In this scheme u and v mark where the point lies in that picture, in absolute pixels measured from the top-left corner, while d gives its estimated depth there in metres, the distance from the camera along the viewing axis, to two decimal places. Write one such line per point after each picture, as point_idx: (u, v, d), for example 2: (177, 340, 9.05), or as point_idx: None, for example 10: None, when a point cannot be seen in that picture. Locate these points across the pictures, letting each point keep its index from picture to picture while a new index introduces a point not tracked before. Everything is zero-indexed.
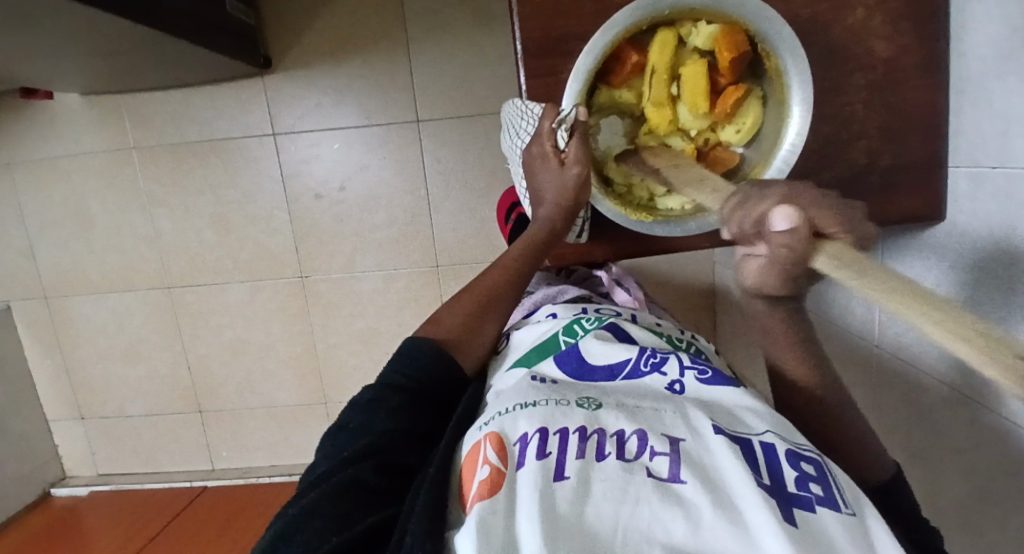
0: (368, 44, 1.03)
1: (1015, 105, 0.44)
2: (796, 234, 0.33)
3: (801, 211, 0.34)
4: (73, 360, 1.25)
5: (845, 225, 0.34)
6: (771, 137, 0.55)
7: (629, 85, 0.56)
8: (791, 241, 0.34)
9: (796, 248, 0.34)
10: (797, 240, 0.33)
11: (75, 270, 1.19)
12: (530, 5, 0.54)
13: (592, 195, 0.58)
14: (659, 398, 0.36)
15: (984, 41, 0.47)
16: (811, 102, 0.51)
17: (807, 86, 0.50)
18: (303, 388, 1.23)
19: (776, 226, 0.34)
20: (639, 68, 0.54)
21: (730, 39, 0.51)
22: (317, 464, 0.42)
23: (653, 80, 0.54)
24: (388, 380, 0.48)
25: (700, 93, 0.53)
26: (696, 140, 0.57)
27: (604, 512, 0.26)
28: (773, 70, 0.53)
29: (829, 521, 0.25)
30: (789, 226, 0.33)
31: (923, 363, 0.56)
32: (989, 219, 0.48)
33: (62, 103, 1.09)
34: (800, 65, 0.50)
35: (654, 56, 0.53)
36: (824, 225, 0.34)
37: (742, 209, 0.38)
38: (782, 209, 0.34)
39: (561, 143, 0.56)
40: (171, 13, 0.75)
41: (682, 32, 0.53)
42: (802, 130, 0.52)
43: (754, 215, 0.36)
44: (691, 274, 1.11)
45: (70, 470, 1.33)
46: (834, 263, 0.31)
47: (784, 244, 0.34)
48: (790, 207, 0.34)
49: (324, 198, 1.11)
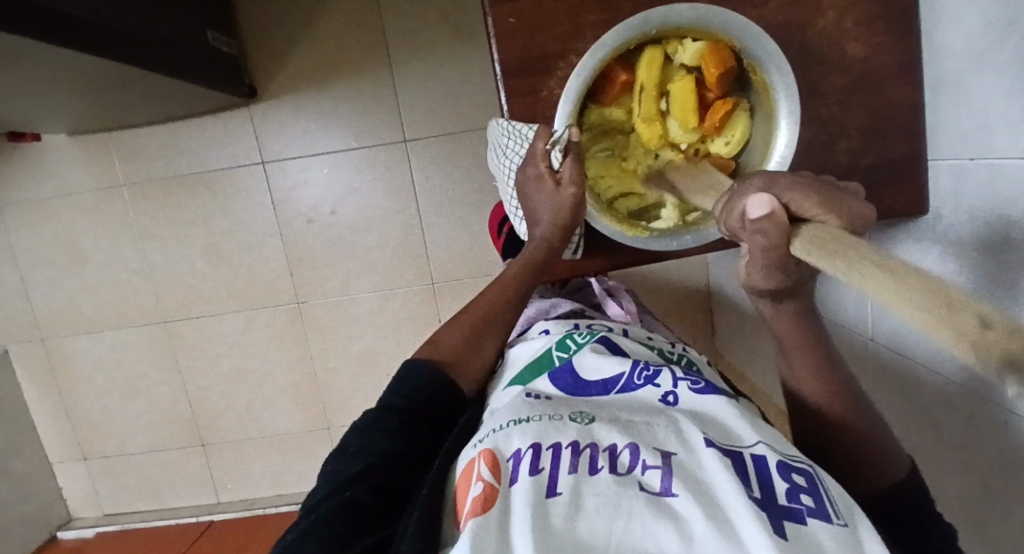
0: (351, 68, 1.04)
1: (989, 102, 0.44)
2: (773, 222, 0.32)
3: (776, 196, 0.32)
4: (71, 399, 1.24)
5: (838, 206, 0.32)
6: (759, 146, 0.56)
7: (619, 103, 0.56)
8: (764, 231, 0.33)
9: (769, 240, 0.33)
10: (773, 228, 0.32)
11: (70, 309, 1.19)
12: (508, 28, 0.55)
13: (589, 213, 0.58)
14: (652, 411, 0.35)
15: (954, 39, 0.47)
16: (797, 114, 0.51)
17: (793, 98, 0.51)
18: (305, 414, 1.22)
19: (751, 214, 0.33)
20: (629, 86, 0.55)
21: (717, 55, 0.52)
22: (316, 488, 0.41)
23: (643, 98, 0.55)
24: (388, 403, 0.48)
25: (689, 108, 0.54)
26: (687, 152, 0.58)
27: (598, 527, 0.26)
28: (759, 82, 0.53)
29: (819, 533, 0.25)
30: (763, 213, 0.32)
31: (923, 352, 0.56)
32: (968, 215, 0.49)
33: (50, 143, 1.10)
34: (786, 79, 0.51)
35: (642, 74, 0.54)
36: (805, 210, 0.32)
37: (727, 208, 0.36)
38: (759, 195, 0.33)
39: (555, 164, 0.57)
40: (152, 49, 0.75)
41: (670, 49, 0.54)
42: (792, 141, 0.52)
43: (735, 212, 0.35)
44: (686, 276, 1.11)
45: (76, 511, 1.32)
46: (806, 243, 0.31)
47: (760, 233, 0.33)
48: (764, 194, 0.32)
49: (316, 223, 1.11)
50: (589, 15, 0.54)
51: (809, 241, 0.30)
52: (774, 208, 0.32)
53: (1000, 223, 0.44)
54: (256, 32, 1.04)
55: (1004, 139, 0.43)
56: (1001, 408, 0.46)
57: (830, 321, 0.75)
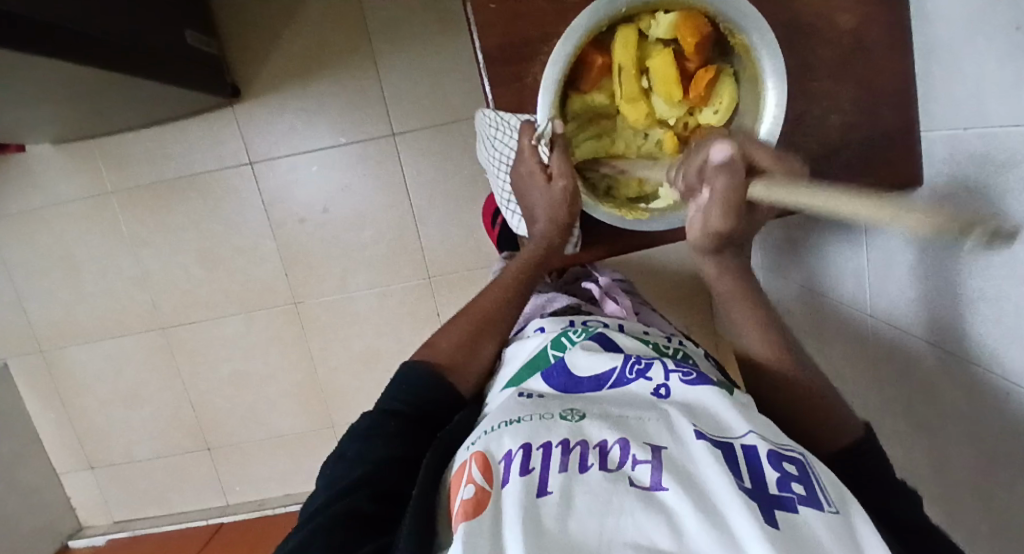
0: (334, 63, 1.02)
1: (982, 68, 0.43)
2: (731, 166, 0.33)
3: (735, 144, 0.34)
4: (74, 410, 1.24)
5: (783, 162, 0.35)
6: (750, 109, 0.54)
7: (600, 87, 0.55)
8: (726, 173, 0.34)
9: (732, 182, 0.33)
10: (733, 171, 0.33)
11: (68, 320, 1.18)
12: (487, 14, 0.53)
13: (586, 204, 0.57)
14: (644, 405, 0.35)
15: (944, 4, 0.46)
16: (783, 73, 0.50)
17: (776, 56, 0.49)
18: (309, 413, 1.23)
19: (713, 159, 0.35)
20: (606, 68, 0.54)
21: (691, 23, 0.50)
22: (315, 497, 0.41)
23: (622, 78, 0.53)
24: (385, 411, 0.47)
25: (671, 82, 0.53)
26: (677, 127, 0.57)
27: (589, 525, 0.26)
28: (739, 45, 0.52)
29: (811, 521, 0.25)
30: (725, 154, 0.34)
31: (923, 326, 0.55)
32: (964, 184, 0.48)
33: (34, 154, 1.08)
34: (766, 38, 0.49)
35: (618, 55, 0.52)
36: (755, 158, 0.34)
37: (686, 163, 0.38)
38: (719, 144, 0.35)
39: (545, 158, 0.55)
40: (130, 51, 0.74)
41: (643, 25, 0.52)
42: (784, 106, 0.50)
43: (694, 165, 0.37)
44: (683, 259, 1.10)
45: (87, 520, 1.33)
46: (765, 189, 0.31)
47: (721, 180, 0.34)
48: (723, 142, 0.35)
49: (308, 222, 1.10)
50: None
51: (759, 192, 0.31)
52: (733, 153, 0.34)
53: (997, 190, 0.43)
54: (236, 31, 1.02)
55: (997, 104, 0.42)
56: (1003, 381, 0.46)
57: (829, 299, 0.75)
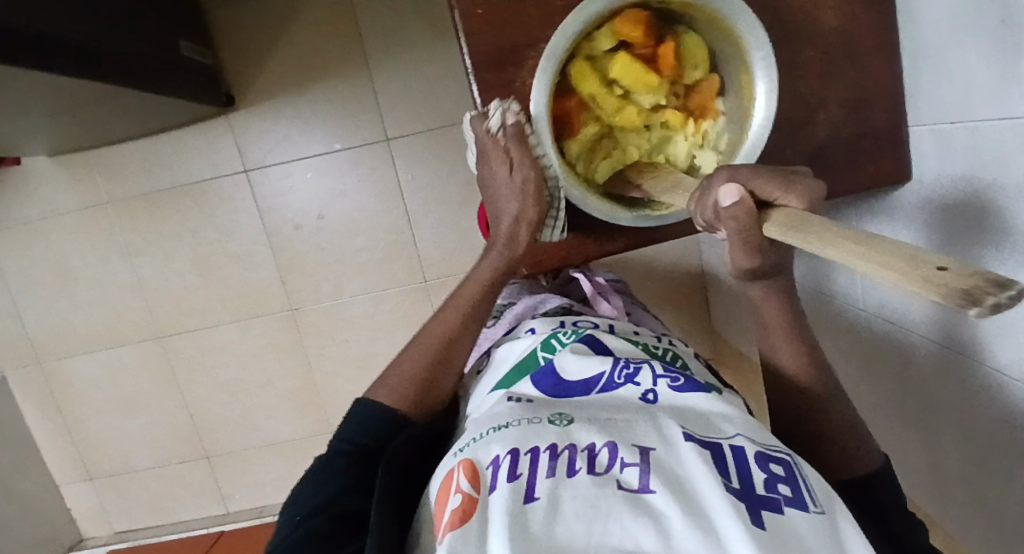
0: (327, 70, 1.03)
1: (968, 64, 0.43)
2: (743, 210, 0.33)
3: (744, 185, 0.33)
4: (73, 420, 1.24)
5: (801, 192, 0.33)
6: (727, 44, 0.54)
7: (586, 120, 0.56)
8: (736, 219, 0.34)
9: (742, 224, 0.34)
10: (745, 214, 0.33)
11: (65, 331, 1.19)
12: (475, 20, 0.53)
13: (613, 215, 0.57)
14: (633, 409, 0.35)
15: (930, 0, 0.46)
16: (738, 7, 0.49)
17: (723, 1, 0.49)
18: (307, 419, 1.23)
19: (723, 203, 0.34)
20: (582, 102, 0.55)
21: (628, 20, 0.51)
22: (277, 534, 0.43)
23: (601, 100, 0.54)
24: (337, 447, 0.49)
25: (643, 75, 0.52)
26: (671, 103, 0.57)
27: (576, 530, 0.26)
28: (678, 6, 0.52)
29: (796, 520, 0.25)
30: (732, 201, 0.33)
31: (914, 323, 0.56)
32: (953, 180, 0.48)
33: (30, 165, 1.09)
34: None
35: (584, 87, 0.54)
36: (772, 194, 0.33)
37: (701, 199, 0.37)
38: (728, 185, 0.34)
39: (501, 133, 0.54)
40: (125, 62, 0.74)
41: (586, 52, 0.54)
42: (764, 37, 0.50)
43: (710, 202, 0.36)
44: (678, 259, 1.10)
45: (87, 529, 1.33)
46: (783, 226, 0.30)
47: (735, 222, 0.34)
48: (732, 183, 0.34)
49: (304, 228, 1.11)
50: (556, 0, 0.53)
51: (775, 224, 0.31)
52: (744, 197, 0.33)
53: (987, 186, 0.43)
54: (229, 39, 1.02)
55: (985, 99, 0.42)
56: (994, 375, 0.46)
57: (823, 296, 0.75)
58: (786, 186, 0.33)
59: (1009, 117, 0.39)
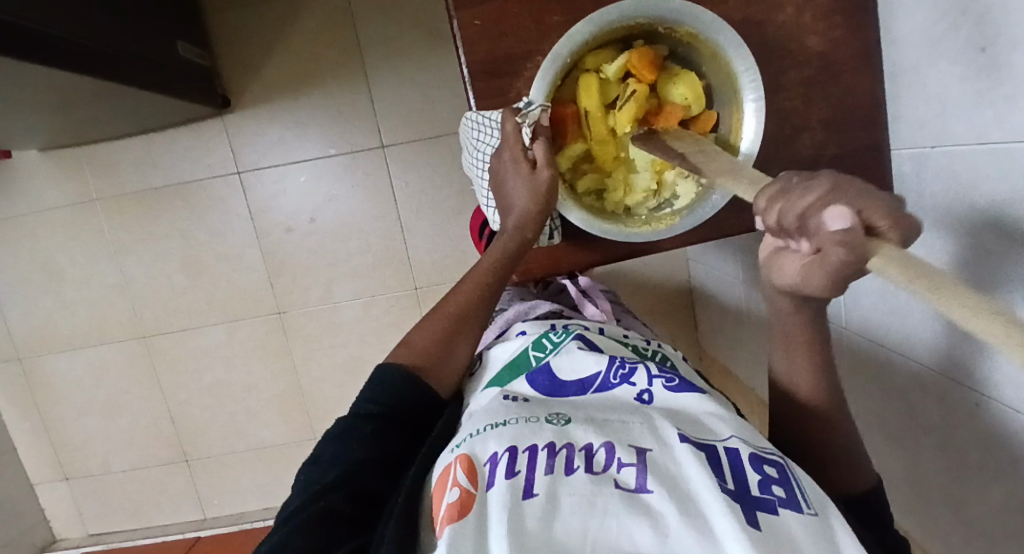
0: (325, 77, 1.04)
1: (946, 89, 0.45)
2: (852, 239, 0.25)
3: (855, 211, 0.26)
4: (50, 420, 1.21)
5: (905, 226, 0.26)
6: (726, 87, 0.56)
7: (579, 135, 0.58)
8: (846, 249, 0.26)
9: (851, 258, 0.26)
10: (853, 245, 0.25)
11: (47, 328, 1.16)
12: (473, 30, 0.55)
13: (609, 228, 0.58)
14: (627, 410, 0.37)
15: (910, 27, 0.48)
16: (737, 39, 0.51)
17: (724, 27, 0.51)
18: (291, 425, 1.21)
19: (830, 227, 0.27)
20: (578, 115, 0.56)
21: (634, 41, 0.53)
22: (291, 499, 0.42)
23: (595, 117, 0.56)
24: (362, 409, 0.48)
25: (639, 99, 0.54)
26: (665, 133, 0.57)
27: (575, 527, 0.26)
28: (684, 36, 0.54)
29: (790, 521, 0.26)
30: (844, 228, 0.26)
31: (893, 339, 0.57)
32: (931, 202, 0.50)
33: (19, 159, 1.08)
34: (705, 16, 0.51)
35: (584, 99, 0.55)
36: (881, 221, 0.26)
37: (784, 199, 0.30)
38: (835, 206, 0.27)
39: (527, 141, 0.55)
40: (120, 61, 0.74)
41: (592, 67, 0.55)
42: (758, 80, 0.52)
43: (798, 209, 0.29)
44: (666, 272, 1.12)
45: (61, 532, 1.29)
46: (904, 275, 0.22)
47: (839, 256, 0.27)
48: (841, 204, 0.27)
49: (295, 231, 1.10)
50: (553, 16, 0.55)
51: (891, 265, 0.23)
52: (854, 224, 0.26)
53: (962, 208, 0.45)
54: (226, 41, 1.03)
55: (961, 123, 0.44)
56: (973, 390, 0.47)
57: None
58: (898, 217, 0.26)
59: (983, 141, 0.41)
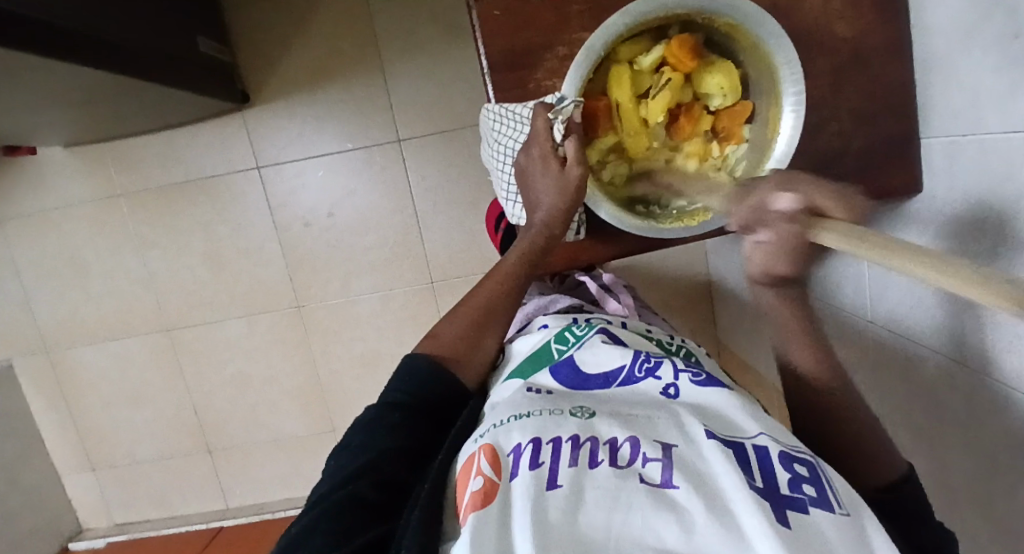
0: (342, 72, 1.04)
1: (980, 75, 0.44)
2: (798, 216, 0.35)
3: (802, 194, 0.36)
4: (77, 410, 1.25)
5: (848, 204, 0.35)
6: (763, 76, 0.55)
7: (611, 127, 0.57)
8: (793, 223, 0.35)
9: (799, 229, 0.35)
10: (799, 221, 0.35)
11: (74, 320, 1.19)
12: (494, 21, 0.55)
13: (645, 226, 0.58)
14: (653, 404, 0.36)
15: (943, 11, 0.47)
16: (780, 31, 0.50)
17: (767, 18, 0.50)
18: (310, 417, 1.23)
19: (778, 208, 0.36)
20: (611, 107, 0.56)
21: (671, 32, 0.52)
22: (320, 483, 0.43)
23: (628, 109, 0.55)
24: (390, 399, 0.49)
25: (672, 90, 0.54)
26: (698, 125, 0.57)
27: (599, 519, 0.26)
28: (723, 26, 0.53)
29: (821, 520, 0.25)
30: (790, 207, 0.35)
31: (920, 338, 0.56)
32: (962, 193, 0.49)
33: (46, 155, 1.10)
34: (747, 8, 0.50)
35: (616, 92, 0.55)
36: (822, 204, 0.35)
37: (744, 202, 0.39)
38: (783, 193, 0.36)
39: (559, 138, 0.54)
40: (141, 56, 0.75)
41: (626, 59, 0.54)
42: (799, 74, 0.52)
43: (755, 204, 0.38)
44: (685, 266, 1.11)
45: (87, 520, 1.33)
46: (835, 236, 0.31)
47: (790, 228, 0.35)
48: (790, 191, 0.36)
49: (313, 226, 1.11)
50: (575, 6, 0.54)
51: (831, 234, 0.32)
52: (798, 204, 0.35)
53: (994, 199, 0.44)
54: (246, 37, 1.04)
55: (995, 110, 0.43)
56: (1005, 384, 0.45)
57: (832, 308, 0.75)
58: (838, 199, 0.35)
59: (1017, 128, 0.40)
